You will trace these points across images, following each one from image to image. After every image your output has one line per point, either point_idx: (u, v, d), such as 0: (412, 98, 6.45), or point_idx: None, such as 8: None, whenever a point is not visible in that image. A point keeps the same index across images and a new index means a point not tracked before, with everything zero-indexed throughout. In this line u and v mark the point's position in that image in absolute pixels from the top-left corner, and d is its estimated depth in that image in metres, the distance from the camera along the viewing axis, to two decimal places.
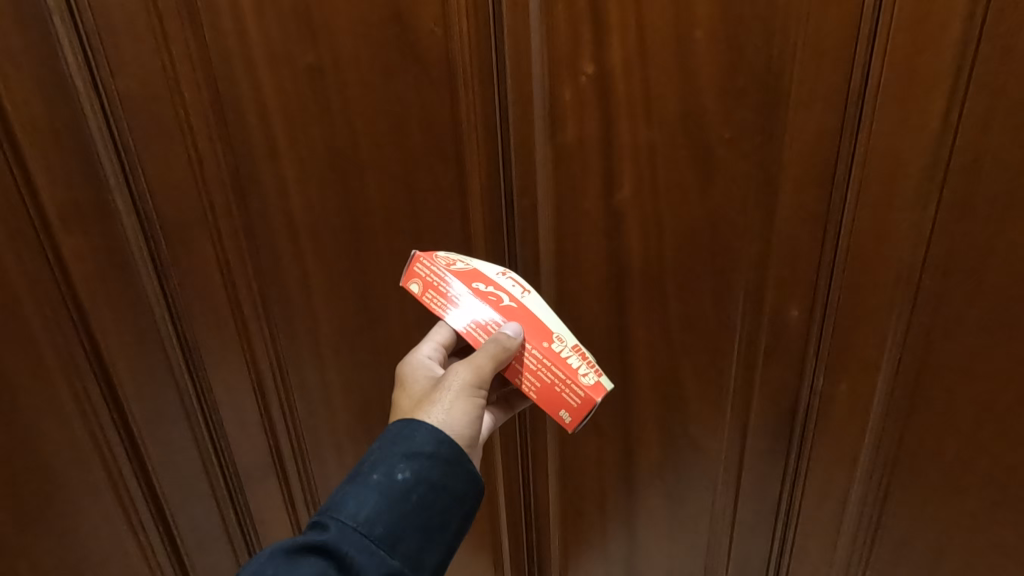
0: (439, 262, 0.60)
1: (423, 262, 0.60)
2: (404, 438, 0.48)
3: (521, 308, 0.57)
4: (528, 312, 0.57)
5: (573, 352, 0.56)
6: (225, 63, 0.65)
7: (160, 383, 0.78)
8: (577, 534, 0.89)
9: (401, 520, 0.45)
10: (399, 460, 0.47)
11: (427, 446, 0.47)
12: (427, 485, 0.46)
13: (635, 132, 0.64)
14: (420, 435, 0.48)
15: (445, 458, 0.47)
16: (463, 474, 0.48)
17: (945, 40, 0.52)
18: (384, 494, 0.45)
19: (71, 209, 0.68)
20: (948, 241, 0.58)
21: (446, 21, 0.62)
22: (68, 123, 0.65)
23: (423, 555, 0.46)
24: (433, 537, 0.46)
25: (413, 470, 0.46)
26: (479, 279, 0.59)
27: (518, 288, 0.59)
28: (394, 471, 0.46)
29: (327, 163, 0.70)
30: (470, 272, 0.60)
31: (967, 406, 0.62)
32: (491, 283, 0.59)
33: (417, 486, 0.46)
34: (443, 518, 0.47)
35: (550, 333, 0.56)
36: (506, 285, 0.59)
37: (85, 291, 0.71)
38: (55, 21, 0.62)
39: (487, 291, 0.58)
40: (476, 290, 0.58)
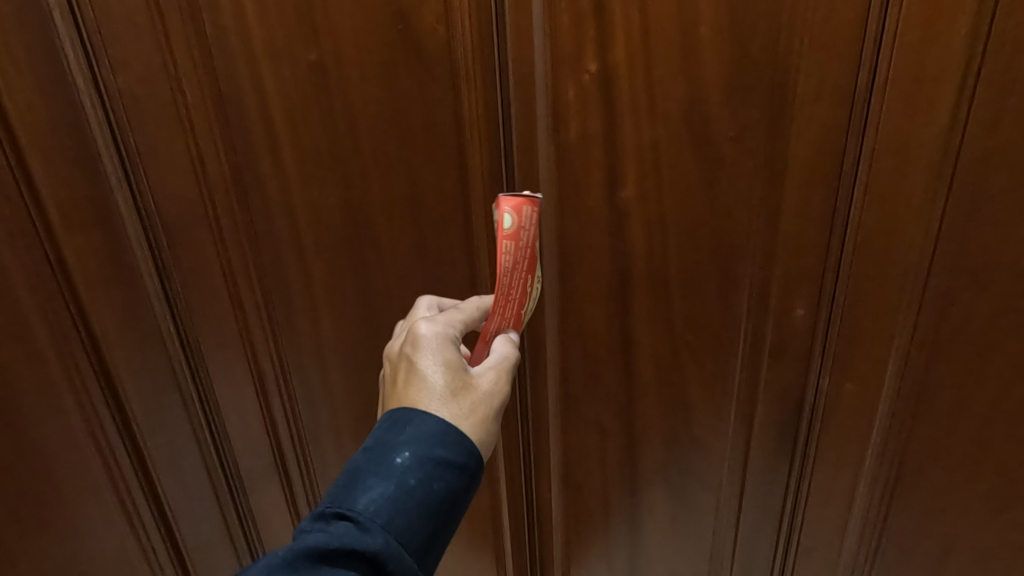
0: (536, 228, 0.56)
1: (531, 212, 0.55)
2: (441, 442, 0.46)
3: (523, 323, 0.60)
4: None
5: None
6: (226, 60, 0.65)
7: (160, 381, 0.79)
8: (580, 533, 0.88)
9: (431, 531, 0.44)
10: (437, 468, 0.45)
11: (462, 459, 0.46)
12: (457, 497, 0.46)
13: (638, 129, 0.63)
14: (456, 442, 0.46)
15: (474, 470, 0.47)
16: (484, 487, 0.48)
17: (954, 35, 0.51)
18: (420, 503, 0.44)
19: (72, 207, 0.67)
20: (957, 240, 0.57)
21: (447, 17, 0.61)
22: (70, 121, 0.65)
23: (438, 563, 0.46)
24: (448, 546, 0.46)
25: (447, 480, 0.45)
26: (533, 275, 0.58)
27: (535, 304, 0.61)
28: (431, 481, 0.44)
29: (328, 160, 0.70)
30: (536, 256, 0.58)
31: (976, 406, 0.61)
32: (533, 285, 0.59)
33: (448, 498, 0.45)
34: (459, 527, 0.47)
35: None
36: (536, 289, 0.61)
37: (86, 290, 0.70)
38: (56, 19, 0.62)
39: (530, 288, 0.58)
40: (527, 284, 0.58)
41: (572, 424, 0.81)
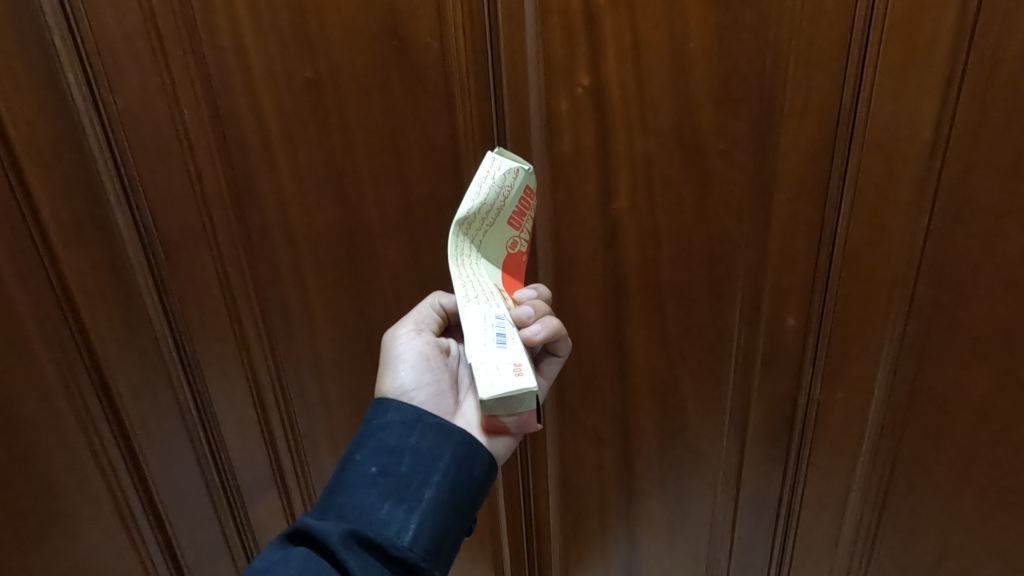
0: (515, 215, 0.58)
1: None
2: (366, 421, 0.53)
3: None
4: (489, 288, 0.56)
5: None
6: (223, 79, 0.66)
7: (160, 398, 0.79)
8: (578, 541, 0.89)
9: (368, 492, 0.48)
10: (360, 440, 0.51)
11: (380, 422, 0.52)
12: (384, 454, 0.49)
13: (631, 142, 0.64)
14: (378, 412, 0.53)
15: (398, 422, 0.51)
16: (425, 433, 0.50)
17: (935, 54, 0.52)
18: (351, 475, 0.49)
19: (71, 225, 0.68)
20: (942, 252, 0.58)
21: (442, 34, 0.63)
22: (72, 141, 0.66)
23: (401, 517, 0.47)
24: (406, 501, 0.47)
25: (372, 444, 0.50)
26: None
27: None
28: (355, 454, 0.50)
29: (324, 175, 0.70)
30: None
31: (963, 414, 0.62)
32: None
33: (375, 457, 0.49)
34: (412, 480, 0.48)
35: None
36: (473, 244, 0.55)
37: (86, 308, 0.71)
38: (56, 40, 0.62)
39: None
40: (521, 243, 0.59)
41: (568, 431, 0.82)
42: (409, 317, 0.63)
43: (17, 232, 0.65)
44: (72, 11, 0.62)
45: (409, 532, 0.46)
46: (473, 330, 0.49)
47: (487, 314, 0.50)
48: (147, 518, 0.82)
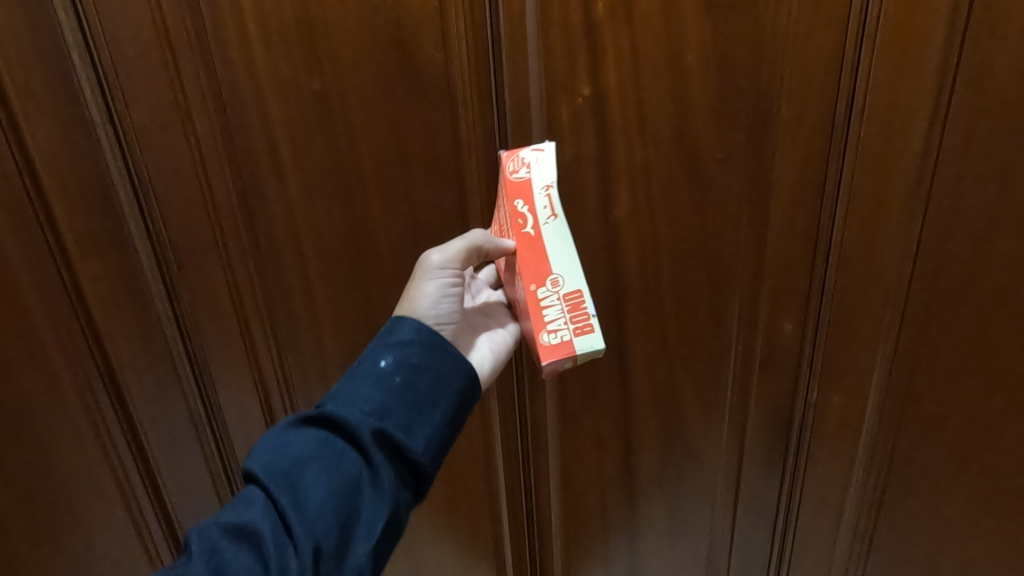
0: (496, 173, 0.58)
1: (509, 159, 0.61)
2: (388, 333, 0.55)
3: (535, 238, 0.55)
4: (541, 244, 0.55)
5: (558, 299, 0.54)
6: (234, 91, 0.68)
7: (169, 395, 0.84)
8: (579, 542, 0.90)
9: (389, 398, 0.52)
10: (384, 349, 0.54)
11: (400, 336, 0.54)
12: (408, 368, 0.53)
13: (631, 151, 0.66)
14: (401, 328, 0.55)
15: (421, 343, 0.54)
16: (444, 358, 0.54)
17: (925, 66, 0.54)
18: (374, 378, 0.52)
19: (86, 234, 0.74)
20: (935, 258, 0.59)
21: (445, 46, 0.64)
22: (87, 154, 0.71)
23: (415, 428, 0.52)
24: (421, 416, 0.52)
25: (396, 357, 0.53)
26: (519, 196, 0.55)
27: (547, 211, 0.55)
28: (375, 360, 0.53)
29: (331, 182, 0.72)
30: (523, 184, 0.55)
31: (958, 417, 0.63)
32: (525, 201, 0.55)
33: (399, 368, 0.53)
34: (426, 399, 0.53)
35: (546, 274, 0.54)
36: (538, 204, 0.55)
37: (98, 309, 0.76)
38: (74, 60, 0.68)
39: (518, 213, 0.55)
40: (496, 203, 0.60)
41: (569, 433, 0.84)
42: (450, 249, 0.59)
43: (36, 246, 0.71)
44: (89, 35, 0.67)
45: (421, 440, 0.52)
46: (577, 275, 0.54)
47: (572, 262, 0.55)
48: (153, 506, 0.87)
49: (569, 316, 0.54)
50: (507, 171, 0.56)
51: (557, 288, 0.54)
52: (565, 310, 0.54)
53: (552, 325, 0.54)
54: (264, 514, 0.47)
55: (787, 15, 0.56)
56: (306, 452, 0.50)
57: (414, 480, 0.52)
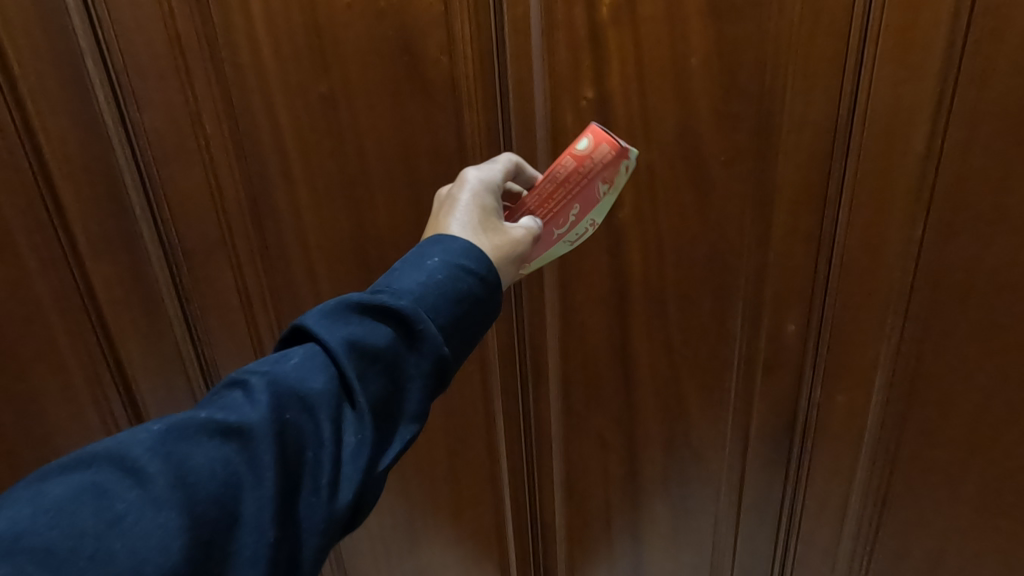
0: (597, 153, 0.55)
1: (602, 147, 0.55)
2: (463, 252, 0.45)
3: (548, 244, 0.58)
4: (547, 247, 0.58)
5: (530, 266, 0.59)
6: (243, 95, 0.70)
7: (179, 398, 0.85)
8: (583, 541, 0.91)
9: (456, 324, 0.43)
10: (462, 270, 0.44)
11: (474, 263, 0.45)
12: (479, 284, 0.45)
13: (635, 153, 0.66)
14: (474, 255, 0.45)
15: (494, 285, 0.45)
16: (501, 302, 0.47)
17: (927, 69, 0.54)
18: (448, 296, 0.43)
19: (99, 237, 0.75)
20: (938, 259, 0.60)
21: (451, 50, 0.65)
22: (99, 159, 0.72)
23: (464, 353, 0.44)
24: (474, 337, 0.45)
25: (470, 284, 0.44)
26: (578, 206, 0.57)
27: (575, 237, 0.59)
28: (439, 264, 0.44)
29: (338, 183, 0.73)
30: (592, 201, 0.57)
31: (960, 416, 0.63)
32: (577, 215, 0.57)
33: (473, 296, 0.44)
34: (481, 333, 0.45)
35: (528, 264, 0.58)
36: (579, 225, 0.58)
37: (111, 313, 0.77)
38: (88, 63, 0.69)
39: (568, 215, 0.57)
40: (579, 158, 0.56)
41: (573, 434, 0.84)
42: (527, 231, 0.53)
43: (49, 247, 0.73)
44: (104, 40, 0.68)
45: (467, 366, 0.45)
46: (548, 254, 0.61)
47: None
48: None
49: None
50: (596, 182, 0.56)
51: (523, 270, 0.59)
52: None
53: None
54: (328, 392, 0.39)
55: (789, 19, 0.57)
56: (369, 347, 0.41)
57: None
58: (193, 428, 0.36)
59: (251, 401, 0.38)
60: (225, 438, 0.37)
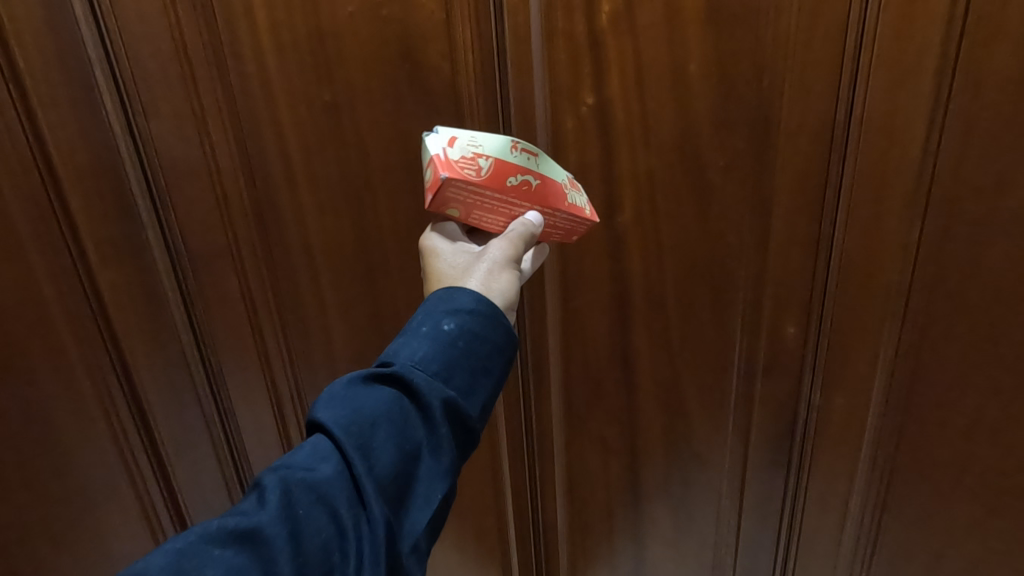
0: (454, 191, 0.49)
1: (454, 185, 0.48)
2: (447, 300, 0.47)
3: (543, 177, 0.54)
4: (556, 183, 0.55)
5: (579, 191, 0.59)
6: (248, 104, 0.71)
7: (184, 399, 0.86)
8: (585, 544, 0.91)
9: (453, 364, 0.45)
10: (444, 313, 0.46)
11: (456, 303, 0.47)
12: (474, 335, 0.46)
13: (635, 159, 0.67)
14: (459, 297, 0.47)
15: (484, 312, 0.47)
16: (504, 329, 0.48)
17: (921, 76, 0.55)
18: (438, 344, 0.45)
19: (108, 244, 0.76)
20: (934, 263, 0.60)
21: (452, 57, 0.66)
22: (109, 165, 0.74)
23: (479, 398, 0.46)
24: (485, 381, 0.46)
25: (458, 322, 0.46)
26: (509, 174, 0.51)
27: (530, 156, 0.53)
28: (443, 322, 0.46)
29: (341, 189, 0.74)
30: (499, 169, 0.50)
31: (958, 418, 0.64)
32: (518, 171, 0.52)
33: (463, 334, 0.46)
34: (491, 368, 0.47)
35: (563, 188, 0.56)
36: (525, 162, 0.52)
37: (117, 317, 0.78)
38: (96, 71, 0.70)
39: (521, 183, 0.52)
40: (461, 210, 0.52)
41: (575, 437, 0.85)
42: (517, 236, 0.51)
43: (57, 252, 0.72)
44: (112, 50, 0.70)
45: (482, 404, 0.46)
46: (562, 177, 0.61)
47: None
48: (166, 507, 0.88)
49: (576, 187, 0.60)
50: (478, 176, 0.50)
51: (568, 184, 0.58)
52: (574, 185, 0.59)
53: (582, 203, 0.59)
54: (337, 472, 0.41)
55: (785, 26, 0.58)
56: (372, 413, 0.43)
57: (472, 446, 0.46)
58: (209, 533, 0.38)
59: (264, 500, 0.39)
60: (240, 545, 0.37)
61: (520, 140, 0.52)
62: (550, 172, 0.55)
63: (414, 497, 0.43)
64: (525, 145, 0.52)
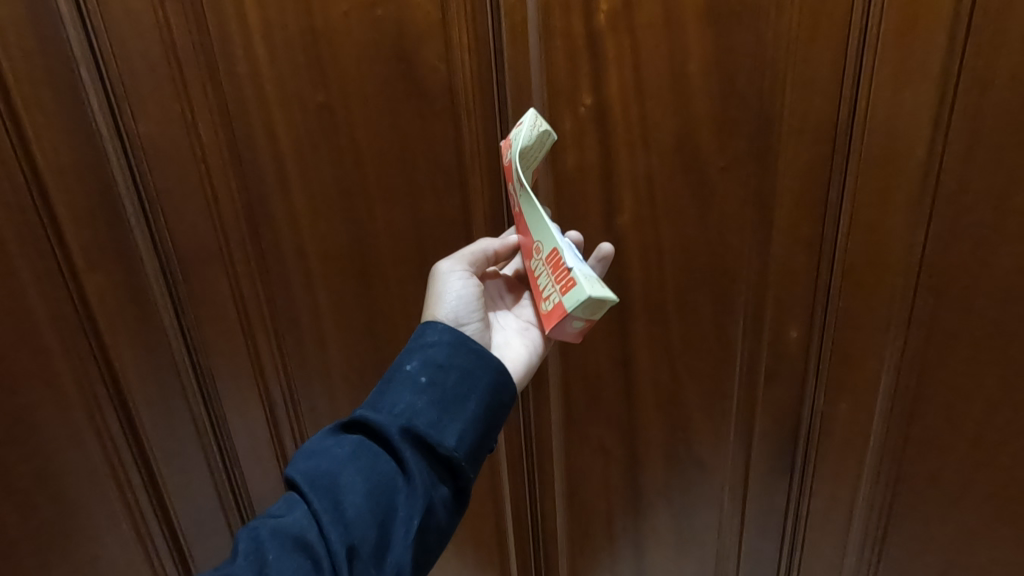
0: None
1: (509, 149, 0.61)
2: (415, 339, 0.53)
3: (522, 211, 0.56)
4: (527, 227, 0.56)
5: (545, 266, 0.53)
6: (240, 106, 0.70)
7: (173, 403, 0.84)
8: (584, 553, 0.90)
9: (418, 398, 0.49)
10: (408, 354, 0.52)
11: (420, 341, 0.52)
12: (436, 367, 0.50)
13: (634, 161, 0.66)
14: (426, 332, 0.53)
15: (447, 341, 0.51)
16: (469, 354, 0.51)
17: (926, 75, 0.54)
18: (399, 383, 0.50)
19: (94, 247, 0.74)
20: (940, 265, 0.59)
21: (449, 57, 0.65)
22: (95, 166, 0.72)
23: (447, 425, 0.48)
24: (454, 409, 0.49)
25: (419, 360, 0.51)
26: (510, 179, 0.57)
27: (519, 186, 0.54)
28: (406, 363, 0.51)
29: (335, 193, 0.73)
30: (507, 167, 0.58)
31: (965, 422, 0.63)
32: (512, 183, 0.57)
33: (424, 368, 0.50)
34: (459, 392, 0.50)
35: (535, 242, 0.55)
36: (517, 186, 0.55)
37: (105, 320, 0.77)
38: (82, 70, 0.69)
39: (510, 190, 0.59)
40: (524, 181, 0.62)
41: (574, 444, 0.83)
42: (462, 254, 0.61)
43: (42, 256, 0.71)
44: (98, 49, 0.68)
45: (455, 431, 0.48)
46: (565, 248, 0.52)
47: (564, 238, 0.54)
48: (155, 517, 0.86)
49: (554, 278, 0.51)
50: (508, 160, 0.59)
51: (543, 256, 0.53)
52: (550, 272, 0.51)
53: (544, 293, 0.52)
54: (304, 515, 0.45)
55: (787, 24, 0.56)
56: (339, 454, 0.48)
57: (451, 473, 0.49)
58: None
59: (238, 551, 0.44)
60: None
61: (518, 169, 0.53)
62: (532, 220, 0.54)
63: (395, 527, 0.46)
64: (516, 171, 0.53)
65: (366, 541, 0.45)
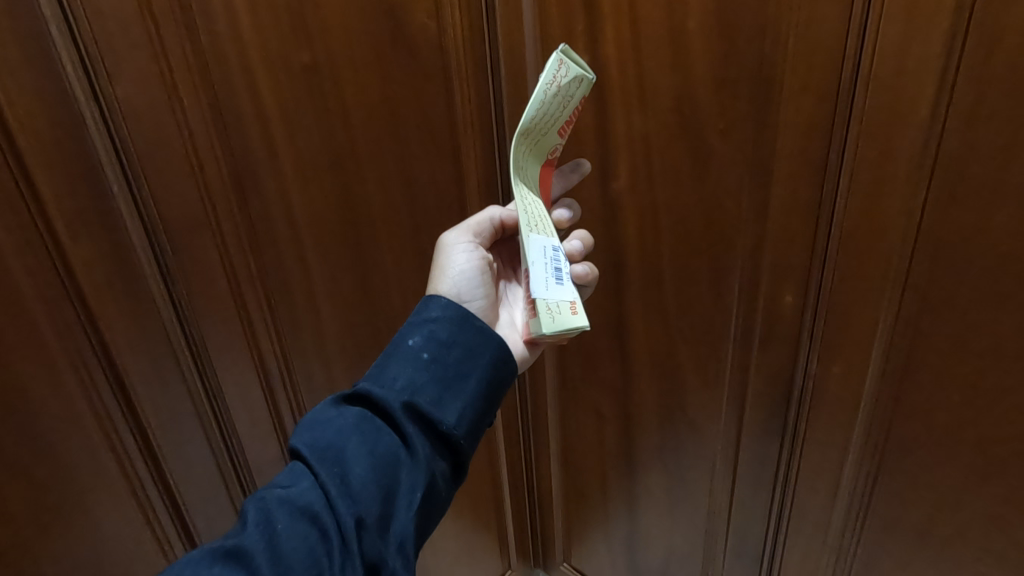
0: None
1: None
2: (418, 313, 0.52)
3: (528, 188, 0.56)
4: None
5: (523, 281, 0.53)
6: (223, 69, 0.67)
7: (176, 398, 0.75)
8: (577, 489, 1.00)
9: (420, 374, 0.49)
10: (410, 327, 0.51)
11: (423, 315, 0.52)
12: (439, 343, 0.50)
13: (629, 118, 0.69)
14: (430, 307, 0.52)
15: (451, 317, 0.51)
16: (472, 332, 0.51)
17: (933, 28, 0.50)
18: (402, 357, 0.49)
19: (79, 222, 0.62)
20: (938, 231, 0.57)
21: (436, 11, 0.72)
22: (71, 128, 0.60)
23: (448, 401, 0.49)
24: (455, 386, 0.49)
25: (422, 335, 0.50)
26: None
27: None
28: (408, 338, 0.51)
29: (332, 152, 0.77)
30: None
31: (942, 394, 0.61)
32: None
33: (427, 343, 0.50)
34: (460, 369, 0.50)
35: None
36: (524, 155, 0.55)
37: (100, 311, 0.66)
38: (51, 26, 0.57)
39: None
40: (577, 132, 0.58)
41: (567, 392, 0.93)
42: (467, 225, 0.61)
43: None
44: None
45: (455, 408, 0.49)
46: (535, 267, 0.51)
47: (543, 247, 0.52)
48: None
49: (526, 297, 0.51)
50: None
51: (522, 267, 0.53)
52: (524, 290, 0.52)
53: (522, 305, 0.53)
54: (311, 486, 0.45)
55: None
56: (342, 426, 0.48)
57: (451, 449, 0.50)
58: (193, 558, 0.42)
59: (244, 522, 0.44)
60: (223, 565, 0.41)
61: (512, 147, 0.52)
62: None
63: (398, 499, 0.47)
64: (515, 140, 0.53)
65: (371, 512, 0.45)
